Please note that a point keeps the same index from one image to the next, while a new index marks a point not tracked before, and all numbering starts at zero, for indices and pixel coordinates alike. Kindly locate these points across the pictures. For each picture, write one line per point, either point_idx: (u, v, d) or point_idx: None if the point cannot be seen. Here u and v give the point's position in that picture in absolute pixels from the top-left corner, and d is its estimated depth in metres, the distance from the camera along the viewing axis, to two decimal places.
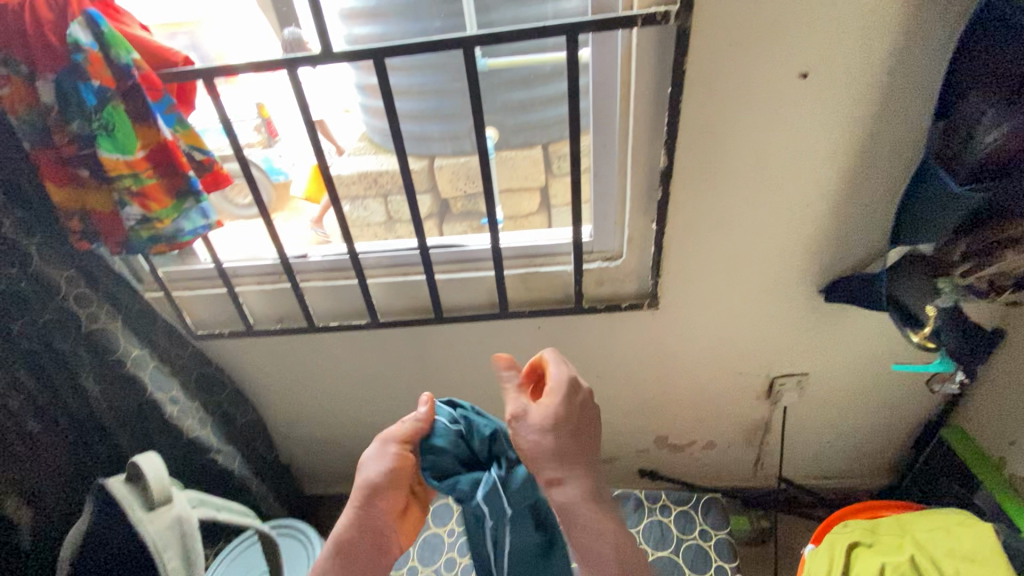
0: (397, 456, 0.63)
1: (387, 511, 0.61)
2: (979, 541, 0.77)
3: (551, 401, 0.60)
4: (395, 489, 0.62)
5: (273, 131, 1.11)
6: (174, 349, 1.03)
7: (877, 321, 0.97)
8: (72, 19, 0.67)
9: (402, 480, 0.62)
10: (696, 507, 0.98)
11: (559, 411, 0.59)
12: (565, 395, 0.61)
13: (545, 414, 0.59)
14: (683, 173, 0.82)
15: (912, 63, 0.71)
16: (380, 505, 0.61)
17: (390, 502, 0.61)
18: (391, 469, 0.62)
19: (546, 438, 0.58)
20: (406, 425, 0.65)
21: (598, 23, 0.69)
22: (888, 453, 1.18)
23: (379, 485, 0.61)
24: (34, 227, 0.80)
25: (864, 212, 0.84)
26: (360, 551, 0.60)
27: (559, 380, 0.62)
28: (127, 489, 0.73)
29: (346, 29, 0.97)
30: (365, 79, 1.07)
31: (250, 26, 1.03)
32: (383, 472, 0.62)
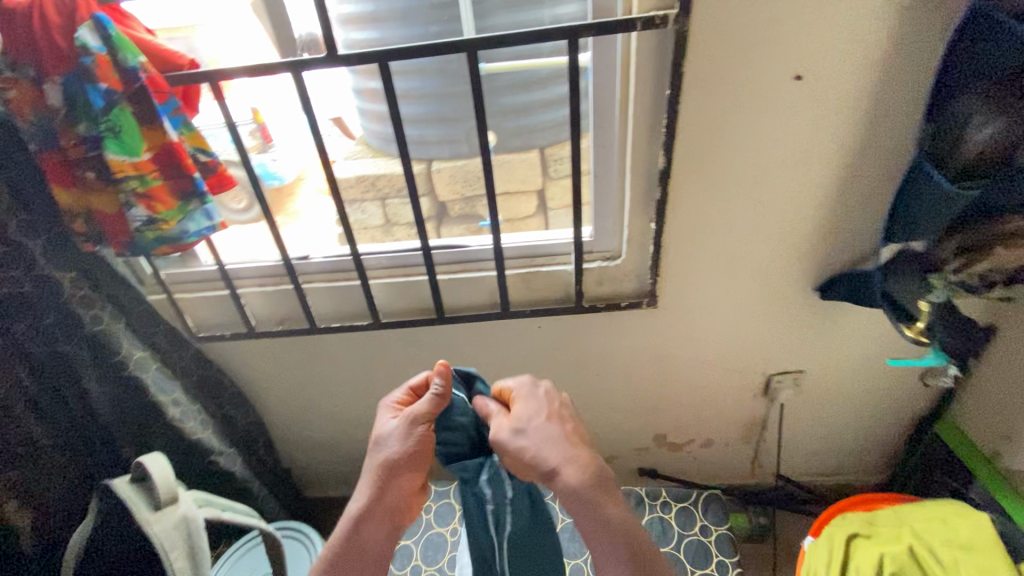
0: (420, 437, 0.65)
1: (407, 487, 0.64)
2: (976, 529, 0.80)
3: (517, 407, 0.66)
4: (416, 468, 0.64)
5: (267, 136, 1.08)
6: (175, 351, 1.03)
7: (871, 318, 0.99)
8: (81, 23, 0.68)
9: (423, 459, 0.65)
10: (696, 503, 1.00)
11: (528, 411, 0.65)
12: (529, 396, 0.67)
13: (516, 418, 0.65)
14: (682, 174, 0.84)
15: (903, 65, 0.73)
16: (402, 481, 0.64)
17: (411, 479, 0.64)
18: (412, 450, 0.64)
19: (528, 436, 0.63)
20: (427, 403, 0.66)
21: (599, 27, 0.70)
22: (883, 449, 1.20)
23: (401, 464, 0.64)
24: (37, 229, 0.80)
25: (857, 211, 0.86)
26: (380, 521, 0.63)
27: (517, 387, 0.69)
28: (134, 491, 0.73)
29: (343, 35, 0.99)
30: (362, 84, 1.09)
31: (248, 31, 0.99)
32: (405, 451, 0.64)
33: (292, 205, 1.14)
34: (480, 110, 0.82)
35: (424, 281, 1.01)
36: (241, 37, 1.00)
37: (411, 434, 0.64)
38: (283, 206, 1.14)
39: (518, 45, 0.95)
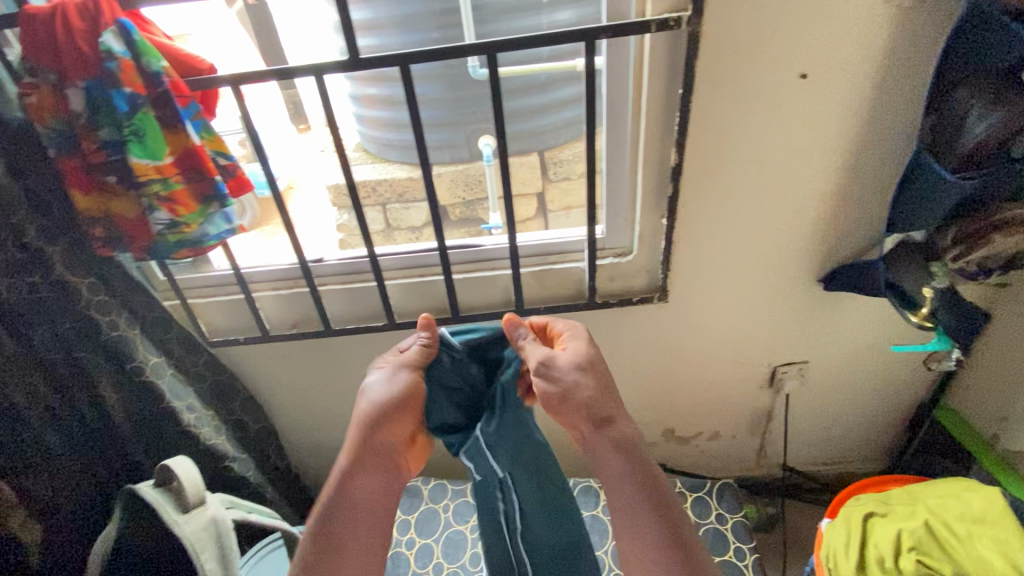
0: (413, 382, 0.69)
1: (400, 428, 0.68)
2: (988, 501, 0.81)
3: (570, 345, 0.69)
4: (409, 410, 0.68)
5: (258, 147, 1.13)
6: (189, 357, 1.02)
7: (873, 307, 1.02)
8: (105, 29, 0.69)
9: (415, 401, 0.69)
10: (710, 492, 1.04)
11: (579, 349, 0.69)
12: (578, 336, 0.71)
13: (570, 353, 0.68)
14: (693, 171, 0.86)
15: (902, 62, 0.77)
16: (397, 423, 0.67)
17: (405, 420, 0.68)
18: (403, 393, 0.68)
19: (582, 374, 0.66)
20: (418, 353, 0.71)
21: (615, 29, 0.73)
22: (885, 436, 1.23)
23: (392, 406, 0.67)
24: (56, 235, 0.80)
25: (860, 204, 0.89)
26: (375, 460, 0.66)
27: (571, 329, 0.72)
28: (159, 493, 0.73)
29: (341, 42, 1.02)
30: (359, 91, 1.11)
31: (240, 41, 1.04)
32: (401, 393, 0.68)
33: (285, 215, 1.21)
34: (499, 111, 0.83)
35: (438, 280, 1.02)
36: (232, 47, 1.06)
37: (406, 378, 0.69)
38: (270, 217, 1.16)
39: (521, 50, 0.99)
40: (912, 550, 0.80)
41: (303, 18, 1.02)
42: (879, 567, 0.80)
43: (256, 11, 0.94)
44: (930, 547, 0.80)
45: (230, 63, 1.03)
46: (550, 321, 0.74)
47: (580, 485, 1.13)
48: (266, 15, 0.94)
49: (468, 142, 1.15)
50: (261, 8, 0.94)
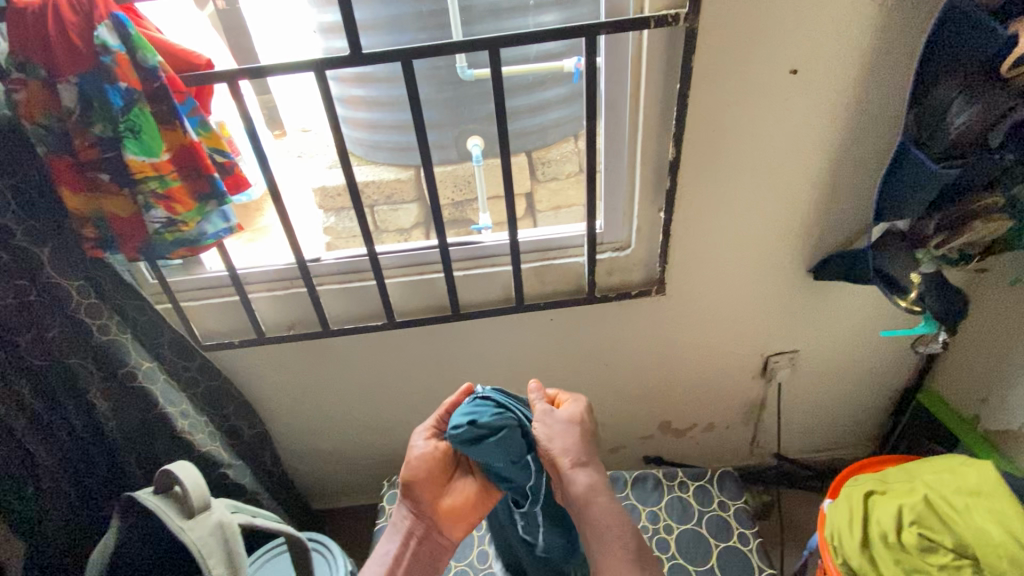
0: (424, 454, 0.76)
1: (424, 497, 0.76)
2: (983, 476, 0.84)
3: (569, 405, 0.74)
4: (426, 480, 0.75)
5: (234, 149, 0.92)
6: (181, 363, 0.99)
7: (860, 296, 1.06)
8: (99, 22, 0.67)
9: (431, 473, 0.75)
10: (712, 480, 1.06)
11: (574, 413, 0.73)
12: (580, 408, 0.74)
13: (566, 413, 0.73)
14: (690, 165, 0.88)
15: (887, 58, 0.80)
16: (418, 493, 0.76)
17: (424, 491, 0.75)
18: (426, 464, 0.75)
19: (569, 432, 0.70)
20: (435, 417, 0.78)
21: (614, 25, 0.74)
22: (871, 422, 1.28)
23: (419, 477, 0.75)
24: (45, 235, 0.77)
25: (847, 195, 0.93)
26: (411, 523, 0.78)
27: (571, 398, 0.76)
28: (161, 500, 0.71)
29: (324, 42, 1.02)
30: (344, 91, 1.10)
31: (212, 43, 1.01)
32: (414, 469, 0.75)
33: (261, 220, 1.13)
34: (500, 108, 0.84)
35: (437, 278, 1.02)
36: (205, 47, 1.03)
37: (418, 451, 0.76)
38: (252, 221, 1.13)
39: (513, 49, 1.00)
40: (913, 524, 0.82)
41: (282, 19, 1.01)
42: (882, 543, 0.83)
43: (227, 17, 0.91)
44: (931, 520, 0.82)
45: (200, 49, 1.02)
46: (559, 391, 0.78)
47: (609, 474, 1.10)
48: (239, 18, 0.92)
49: (458, 142, 1.15)
50: (233, 13, 0.91)
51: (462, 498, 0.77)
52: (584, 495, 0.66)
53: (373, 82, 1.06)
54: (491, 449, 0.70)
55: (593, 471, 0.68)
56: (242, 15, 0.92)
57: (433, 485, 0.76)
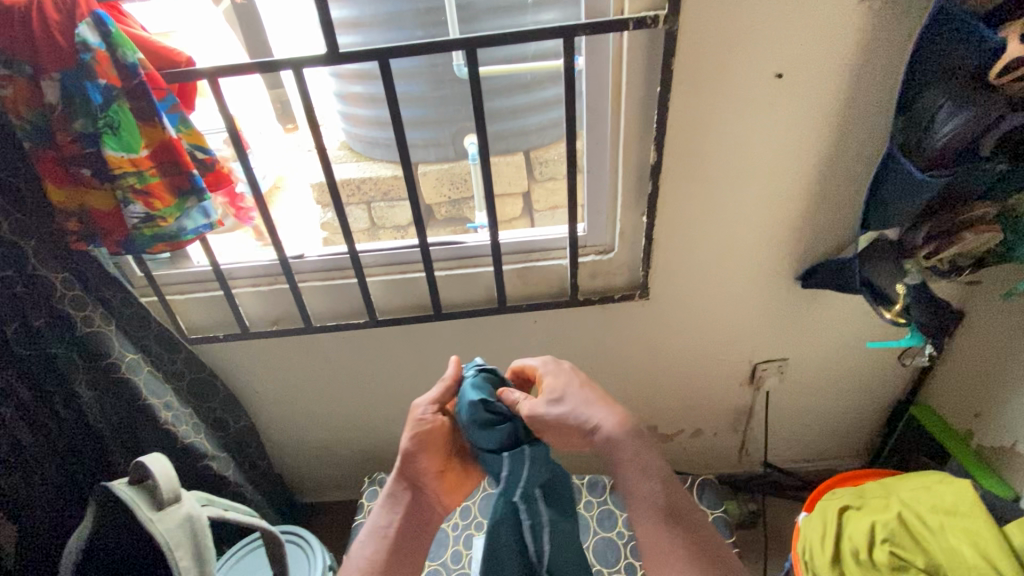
0: (430, 420, 0.69)
1: (426, 471, 0.68)
2: (960, 494, 0.82)
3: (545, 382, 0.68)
4: (431, 451, 0.68)
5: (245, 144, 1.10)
6: (167, 355, 1.00)
7: (849, 305, 1.04)
8: (80, 20, 0.68)
9: (435, 441, 0.68)
10: (692, 489, 1.08)
11: (556, 383, 0.67)
12: (554, 369, 0.70)
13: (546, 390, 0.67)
14: (673, 169, 0.87)
15: (876, 63, 0.78)
16: (419, 464, 0.67)
17: (426, 461, 0.68)
18: (432, 434, 0.68)
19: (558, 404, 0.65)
20: (438, 390, 0.71)
21: (593, 27, 0.73)
22: (863, 434, 1.26)
23: (423, 445, 0.68)
24: (30, 228, 0.78)
25: (836, 202, 0.91)
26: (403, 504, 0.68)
27: (542, 363, 0.71)
28: (133, 490, 0.72)
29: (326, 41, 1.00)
30: (344, 88, 1.11)
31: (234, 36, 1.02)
32: (417, 438, 0.68)
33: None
34: (480, 108, 0.84)
35: (420, 277, 1.02)
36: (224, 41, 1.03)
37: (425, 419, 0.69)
38: None
39: (504, 49, 0.99)
40: (885, 541, 0.81)
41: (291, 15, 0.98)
42: (853, 560, 0.82)
43: (244, 11, 0.94)
44: (903, 538, 0.81)
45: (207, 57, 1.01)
46: (523, 363, 0.74)
47: (588, 478, 1.13)
48: (255, 13, 0.94)
49: (453, 140, 1.14)
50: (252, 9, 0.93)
51: (461, 472, 0.70)
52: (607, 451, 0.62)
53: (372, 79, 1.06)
54: (489, 433, 0.66)
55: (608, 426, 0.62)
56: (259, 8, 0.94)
57: (436, 456, 0.68)
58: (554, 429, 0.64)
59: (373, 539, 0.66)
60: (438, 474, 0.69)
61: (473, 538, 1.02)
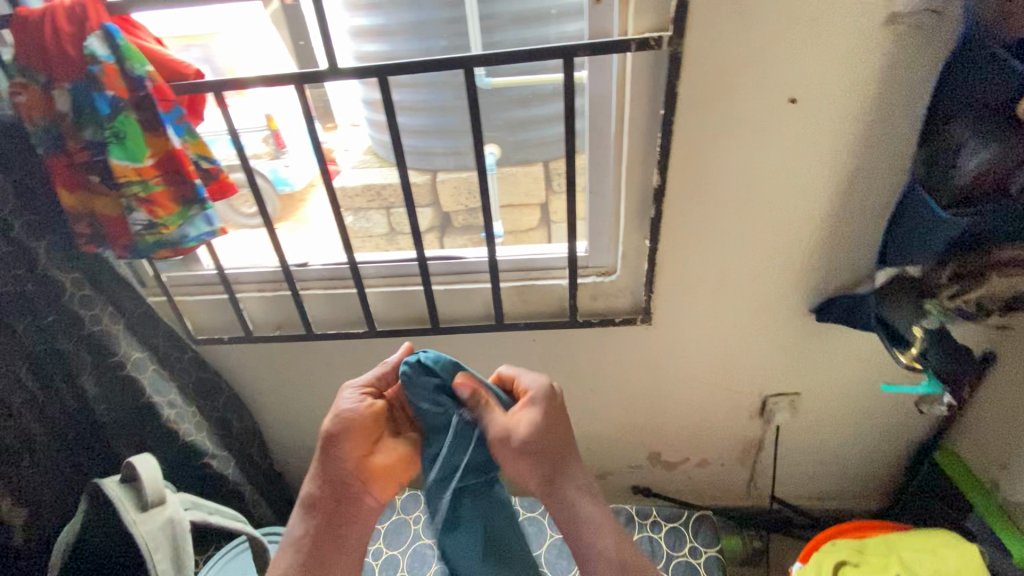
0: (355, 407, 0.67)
1: (346, 463, 0.65)
2: (964, 561, 0.82)
3: (526, 412, 0.65)
4: (354, 436, 0.66)
5: (281, 143, 1.21)
6: (172, 353, 1.04)
7: (867, 341, 0.98)
8: (90, 33, 0.70)
9: (359, 427, 0.66)
10: (686, 524, 1.05)
11: (535, 419, 0.64)
12: (542, 401, 0.66)
13: (523, 421, 0.64)
14: (677, 194, 0.84)
15: (898, 90, 0.73)
16: (342, 451, 0.65)
17: (349, 447, 0.65)
18: (354, 420, 0.66)
19: (525, 441, 0.63)
20: (375, 374, 0.71)
21: (595, 47, 0.71)
22: (881, 475, 1.18)
23: (346, 430, 0.66)
24: (44, 230, 0.82)
25: (854, 234, 0.86)
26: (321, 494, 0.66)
27: (534, 387, 0.67)
28: (123, 490, 0.74)
29: (354, 47, 1.04)
30: (371, 95, 1.12)
31: (263, 37, 1.08)
32: (341, 421, 0.66)
33: (303, 211, 1.24)
34: (478, 125, 0.82)
35: (420, 290, 1.02)
36: (259, 42, 1.09)
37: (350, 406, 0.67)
38: (295, 211, 1.25)
39: (519, 62, 0.98)
40: None
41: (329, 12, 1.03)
42: None
43: (292, 12, 0.93)
44: None
45: (258, 65, 1.07)
46: (517, 375, 0.70)
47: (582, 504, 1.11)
48: (302, 20, 0.94)
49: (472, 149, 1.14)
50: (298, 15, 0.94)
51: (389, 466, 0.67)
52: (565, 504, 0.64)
53: (396, 89, 1.06)
54: (437, 402, 0.66)
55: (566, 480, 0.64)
56: (303, 11, 0.93)
57: (363, 441, 0.67)
58: (513, 462, 0.64)
59: (292, 548, 0.65)
60: (364, 463, 0.66)
61: None
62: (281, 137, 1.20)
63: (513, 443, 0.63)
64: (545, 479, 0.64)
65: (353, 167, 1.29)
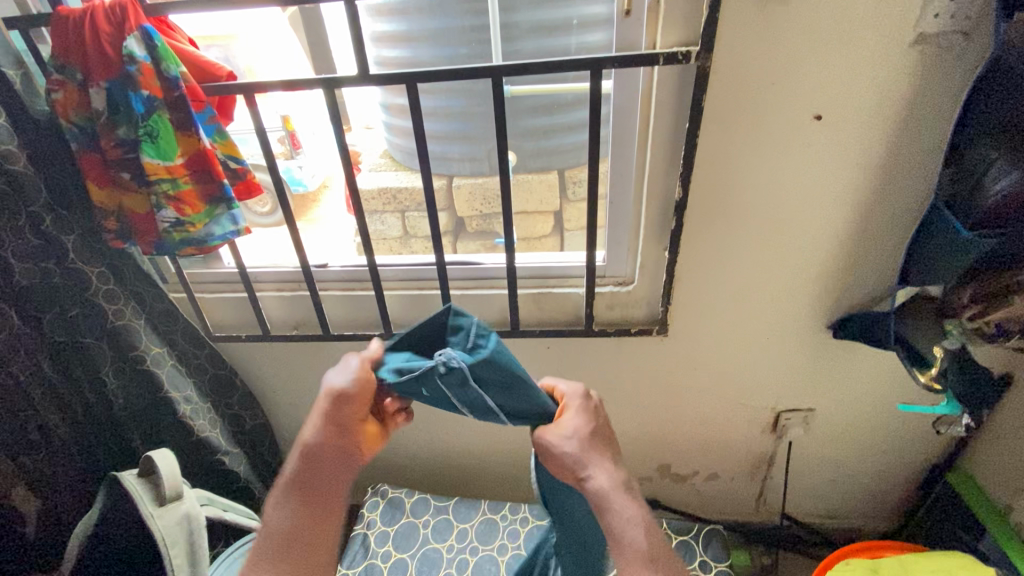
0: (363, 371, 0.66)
1: (347, 423, 0.64)
2: None
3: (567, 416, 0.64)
4: (362, 402, 0.65)
5: (296, 145, 1.21)
6: (191, 349, 1.04)
7: (882, 360, 0.98)
8: (129, 33, 0.72)
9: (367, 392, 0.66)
10: (697, 538, 1.05)
11: (576, 422, 0.63)
12: (581, 406, 0.65)
13: (562, 426, 0.62)
14: (698, 207, 0.84)
15: (925, 110, 0.74)
16: (345, 412, 0.64)
17: (357, 411, 0.65)
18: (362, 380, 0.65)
19: (567, 444, 0.61)
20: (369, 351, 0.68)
21: (622, 59, 0.72)
22: (893, 494, 1.18)
23: (352, 390, 0.64)
24: (71, 225, 0.84)
25: (876, 252, 0.86)
26: (314, 458, 0.64)
27: (572, 393, 0.67)
28: (141, 484, 0.75)
29: (374, 52, 1.06)
30: (389, 100, 1.13)
31: (280, 40, 1.11)
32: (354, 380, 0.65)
33: (314, 212, 1.26)
34: (502, 133, 0.83)
35: (437, 295, 1.03)
36: (276, 45, 1.12)
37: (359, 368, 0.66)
38: (305, 212, 1.26)
39: (541, 71, 0.98)
40: None
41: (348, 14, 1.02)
42: None
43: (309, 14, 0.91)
44: None
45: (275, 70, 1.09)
46: (554, 383, 0.69)
47: None
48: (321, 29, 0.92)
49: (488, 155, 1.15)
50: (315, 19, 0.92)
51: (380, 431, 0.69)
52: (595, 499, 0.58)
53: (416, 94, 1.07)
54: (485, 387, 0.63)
55: (603, 472, 0.59)
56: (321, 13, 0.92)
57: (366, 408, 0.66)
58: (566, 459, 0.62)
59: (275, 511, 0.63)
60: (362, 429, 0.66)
61: (466, 562, 1.02)
62: (297, 139, 1.21)
63: (556, 447, 0.61)
64: (580, 478, 0.59)
65: (369, 170, 1.29)
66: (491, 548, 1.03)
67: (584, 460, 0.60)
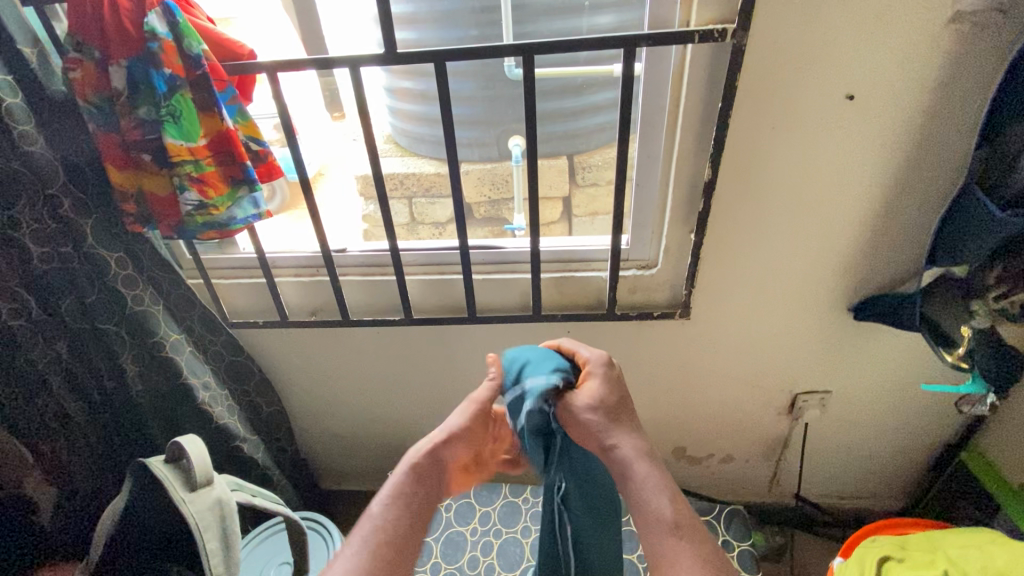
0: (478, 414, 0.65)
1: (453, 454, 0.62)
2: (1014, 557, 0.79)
3: (591, 384, 0.63)
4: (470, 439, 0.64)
5: None
6: (209, 335, 1.03)
7: (902, 341, 0.99)
8: (150, 9, 0.70)
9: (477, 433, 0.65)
10: (719, 518, 1.07)
11: (601, 390, 0.62)
12: (606, 375, 0.64)
13: (588, 393, 0.62)
14: (727, 188, 0.84)
15: (958, 89, 0.73)
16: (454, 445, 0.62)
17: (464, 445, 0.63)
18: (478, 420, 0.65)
19: (592, 411, 0.60)
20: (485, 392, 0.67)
21: (657, 37, 0.71)
22: (905, 473, 1.19)
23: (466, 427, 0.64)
24: (89, 208, 0.82)
25: (901, 233, 0.86)
26: (424, 481, 0.59)
27: (594, 359, 0.65)
28: (171, 470, 0.74)
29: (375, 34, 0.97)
30: (394, 83, 1.10)
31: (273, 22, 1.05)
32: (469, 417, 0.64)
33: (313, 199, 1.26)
34: (531, 114, 0.82)
35: (457, 279, 1.02)
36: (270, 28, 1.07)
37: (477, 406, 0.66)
38: None
39: (556, 53, 0.97)
40: None
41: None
42: None
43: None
44: None
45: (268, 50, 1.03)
46: (576, 348, 0.68)
47: None
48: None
49: (496, 141, 1.14)
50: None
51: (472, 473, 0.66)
52: (619, 469, 0.59)
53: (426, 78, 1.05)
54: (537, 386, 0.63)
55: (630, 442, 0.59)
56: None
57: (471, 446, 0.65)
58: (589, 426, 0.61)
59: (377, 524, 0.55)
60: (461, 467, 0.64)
61: (491, 544, 1.02)
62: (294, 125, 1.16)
63: (601, 426, 0.60)
64: (604, 446, 0.59)
65: None
66: (514, 530, 1.04)
67: (609, 429, 0.60)
